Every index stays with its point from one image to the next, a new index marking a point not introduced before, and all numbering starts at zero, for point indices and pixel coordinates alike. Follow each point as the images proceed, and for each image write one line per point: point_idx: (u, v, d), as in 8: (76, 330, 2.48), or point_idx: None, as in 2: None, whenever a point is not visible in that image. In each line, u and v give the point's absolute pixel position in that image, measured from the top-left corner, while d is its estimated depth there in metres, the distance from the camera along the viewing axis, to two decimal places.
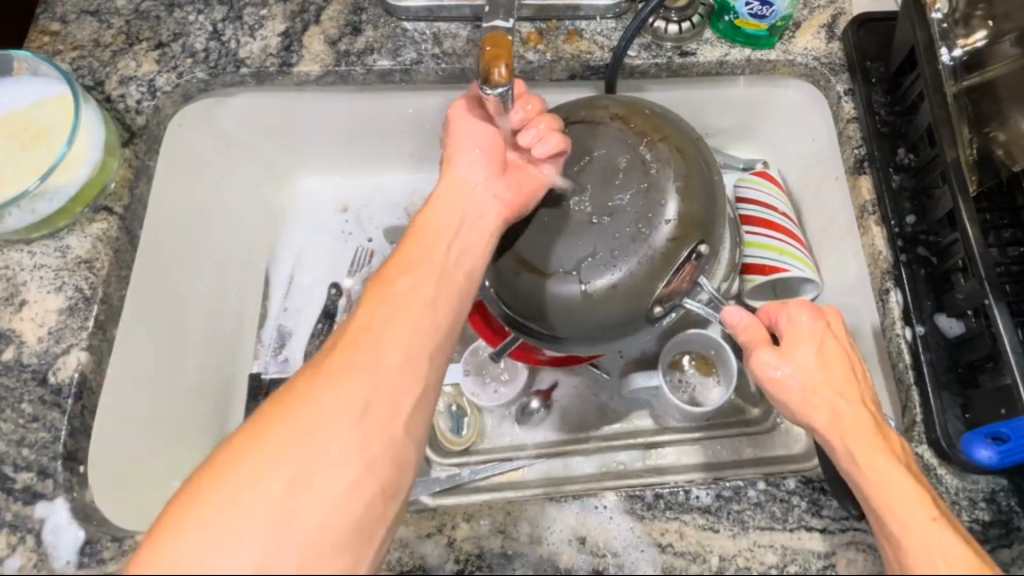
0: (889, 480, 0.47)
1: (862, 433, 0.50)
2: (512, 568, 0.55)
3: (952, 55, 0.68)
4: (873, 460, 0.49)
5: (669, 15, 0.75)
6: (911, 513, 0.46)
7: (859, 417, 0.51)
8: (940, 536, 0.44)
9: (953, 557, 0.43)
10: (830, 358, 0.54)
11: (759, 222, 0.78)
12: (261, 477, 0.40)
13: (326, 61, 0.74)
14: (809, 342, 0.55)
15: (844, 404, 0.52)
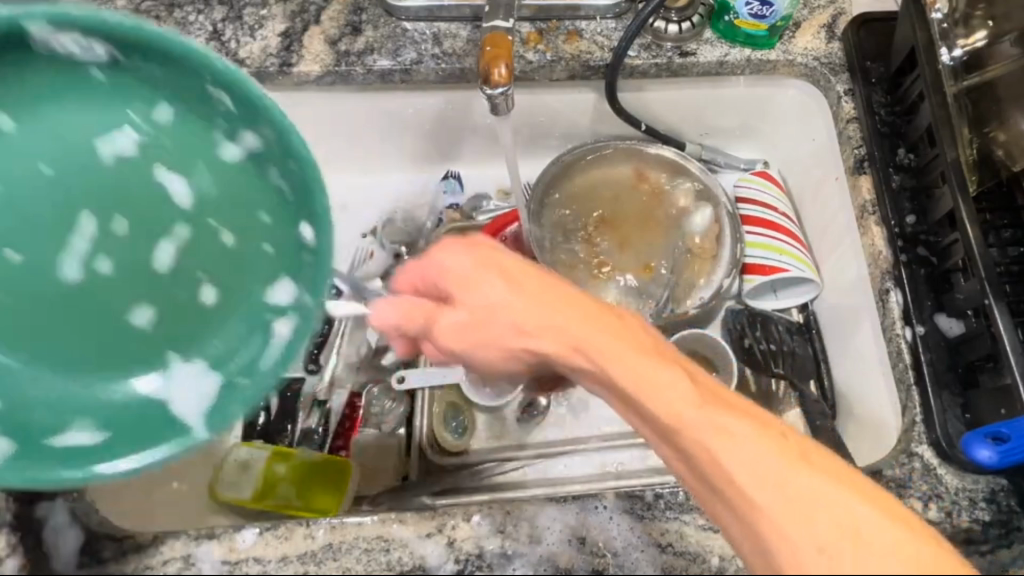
0: (664, 389, 0.40)
1: (649, 368, 0.41)
2: (512, 568, 0.55)
3: (952, 55, 0.67)
4: (633, 365, 0.42)
5: (669, 15, 0.75)
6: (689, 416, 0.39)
7: (617, 345, 0.43)
8: (754, 458, 0.37)
9: (743, 454, 0.37)
10: (513, 274, 0.46)
11: (759, 222, 0.78)
12: None
13: (326, 61, 0.74)
14: (513, 275, 0.46)
15: (576, 322, 0.44)
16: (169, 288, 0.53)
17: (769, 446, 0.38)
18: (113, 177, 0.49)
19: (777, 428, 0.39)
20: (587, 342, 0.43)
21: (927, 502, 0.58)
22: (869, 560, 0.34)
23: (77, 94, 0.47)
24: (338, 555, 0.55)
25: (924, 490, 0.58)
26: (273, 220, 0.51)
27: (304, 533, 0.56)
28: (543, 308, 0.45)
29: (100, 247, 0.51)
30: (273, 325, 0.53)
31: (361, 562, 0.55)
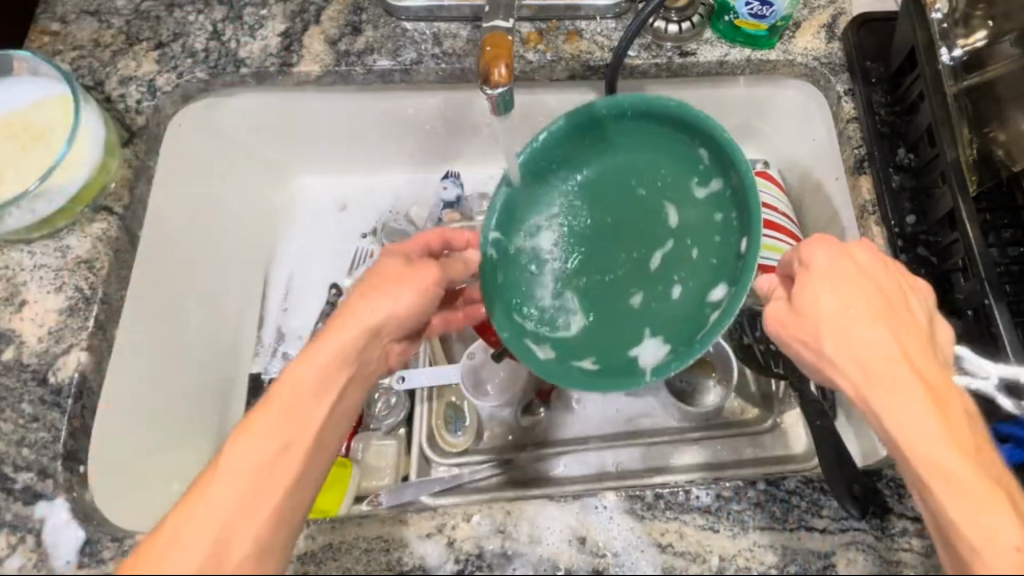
0: (922, 423, 0.45)
1: (895, 386, 0.46)
2: (512, 568, 0.55)
3: (952, 55, 0.67)
4: (899, 385, 0.46)
5: (669, 15, 0.75)
6: (952, 461, 0.44)
7: (883, 358, 0.47)
8: (966, 481, 0.44)
9: (986, 518, 0.43)
10: (851, 287, 0.50)
11: (760, 222, 0.77)
12: (234, 471, 0.46)
13: (326, 61, 0.74)
14: (826, 288, 0.50)
15: (866, 328, 0.48)
16: (650, 306, 0.61)
17: (978, 477, 0.44)
18: (643, 237, 0.63)
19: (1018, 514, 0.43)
20: (836, 354, 0.49)
21: None
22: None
23: (623, 135, 0.63)
24: (338, 555, 0.55)
25: None
26: (723, 233, 0.60)
27: (304, 533, 0.56)
28: (851, 324, 0.49)
29: (615, 291, 0.63)
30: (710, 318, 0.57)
31: (360, 562, 0.55)
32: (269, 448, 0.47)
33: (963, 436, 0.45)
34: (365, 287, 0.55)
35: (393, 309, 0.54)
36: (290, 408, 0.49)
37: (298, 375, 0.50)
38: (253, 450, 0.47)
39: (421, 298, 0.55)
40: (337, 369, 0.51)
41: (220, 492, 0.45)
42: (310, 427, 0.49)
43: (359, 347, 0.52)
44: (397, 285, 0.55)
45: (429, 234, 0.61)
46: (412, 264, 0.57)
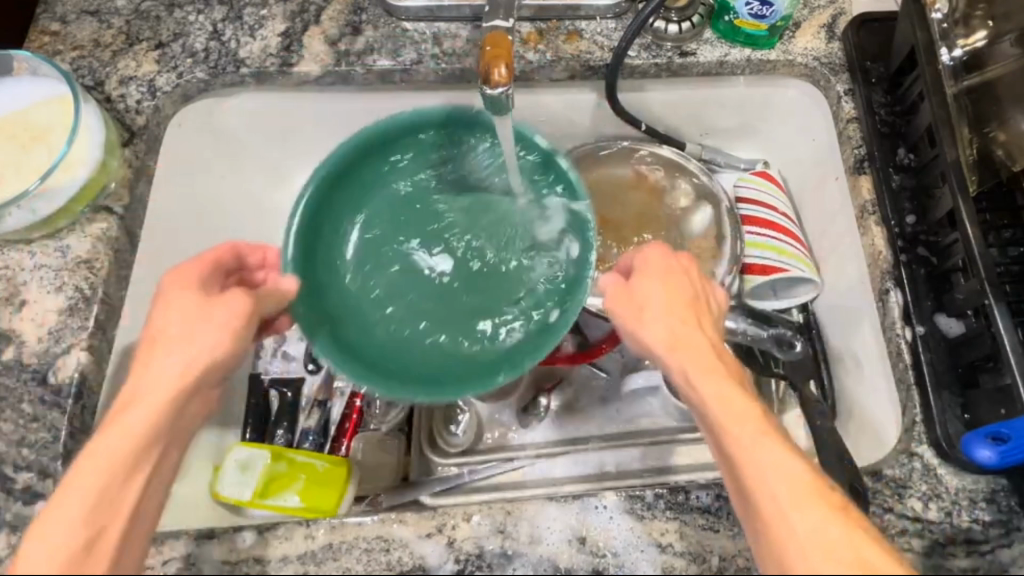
0: (732, 401, 0.46)
1: (695, 354, 0.48)
2: (512, 568, 0.55)
3: (952, 55, 0.68)
4: (685, 361, 0.48)
5: (669, 15, 0.75)
6: (749, 430, 0.44)
7: (686, 330, 0.49)
8: (743, 435, 0.44)
9: (791, 476, 0.42)
10: (653, 274, 0.52)
11: (762, 222, 0.78)
12: (76, 491, 0.43)
13: (326, 61, 0.74)
14: (653, 277, 0.52)
15: (655, 317, 0.50)
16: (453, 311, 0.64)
17: (767, 445, 0.43)
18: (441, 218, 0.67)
19: (828, 493, 0.42)
20: (642, 328, 0.50)
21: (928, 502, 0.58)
22: (800, 520, 0.41)
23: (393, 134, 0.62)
24: (338, 554, 0.55)
25: (924, 490, 0.58)
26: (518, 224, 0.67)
27: (304, 533, 0.56)
28: (664, 303, 0.50)
29: (364, 289, 0.63)
30: (550, 318, 0.60)
31: (361, 562, 0.55)
32: (100, 487, 0.43)
33: (728, 404, 0.45)
34: (153, 339, 0.49)
35: (187, 332, 0.49)
36: (120, 438, 0.45)
37: (123, 422, 0.45)
38: (100, 480, 0.43)
39: (232, 343, 0.50)
40: (157, 420, 0.46)
41: (73, 507, 0.42)
42: (152, 458, 0.46)
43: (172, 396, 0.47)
44: (210, 320, 0.50)
45: (220, 247, 0.55)
46: (208, 301, 0.51)
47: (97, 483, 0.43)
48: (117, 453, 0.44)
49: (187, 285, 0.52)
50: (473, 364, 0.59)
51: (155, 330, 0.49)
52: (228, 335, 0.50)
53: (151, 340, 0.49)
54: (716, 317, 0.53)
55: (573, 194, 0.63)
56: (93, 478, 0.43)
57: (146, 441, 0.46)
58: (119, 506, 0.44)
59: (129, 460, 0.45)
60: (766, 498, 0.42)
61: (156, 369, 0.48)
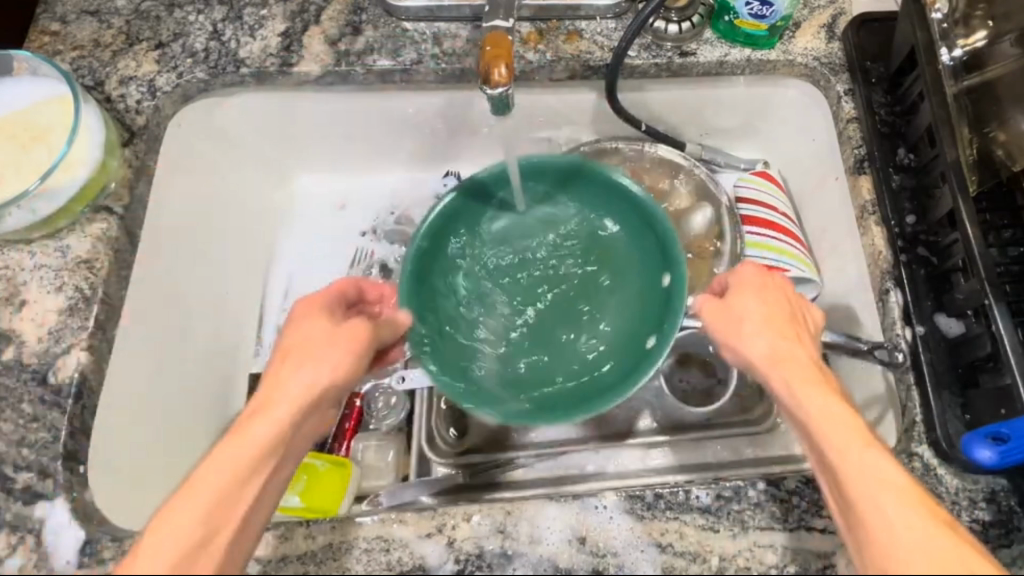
0: (830, 413, 0.45)
1: (799, 370, 0.48)
2: (512, 568, 0.55)
3: (952, 55, 0.68)
4: (801, 390, 0.47)
5: (669, 15, 0.74)
6: (848, 441, 0.44)
7: (787, 346, 0.50)
8: (877, 465, 0.43)
9: (904, 504, 0.41)
10: (771, 296, 0.53)
11: (761, 222, 0.78)
12: (185, 513, 0.43)
13: (326, 61, 0.74)
14: (749, 294, 0.53)
15: (784, 342, 0.50)
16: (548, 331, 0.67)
17: (894, 475, 0.42)
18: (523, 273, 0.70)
19: (936, 507, 0.42)
20: (746, 345, 0.50)
21: None
22: (906, 530, 0.40)
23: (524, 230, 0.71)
24: (338, 555, 0.55)
25: (923, 490, 0.58)
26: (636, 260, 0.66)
27: (304, 533, 0.56)
28: (764, 318, 0.51)
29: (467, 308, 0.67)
30: (647, 344, 0.60)
31: (361, 562, 0.55)
32: (218, 495, 0.44)
33: (847, 421, 0.45)
34: (285, 354, 0.51)
35: (322, 362, 0.51)
36: (231, 472, 0.45)
37: (225, 452, 0.46)
38: (214, 497, 0.44)
39: (355, 366, 0.52)
40: (260, 452, 0.46)
41: (183, 522, 0.43)
42: (272, 464, 0.47)
43: (296, 417, 0.49)
44: (335, 345, 0.52)
45: (343, 281, 0.58)
46: (335, 329, 0.53)
47: (220, 488, 0.45)
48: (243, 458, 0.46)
49: (307, 308, 0.54)
50: (566, 393, 0.61)
51: (289, 346, 0.52)
52: (350, 364, 0.51)
53: (303, 347, 0.52)
54: (812, 333, 0.54)
55: (671, 260, 0.62)
56: (207, 489, 0.44)
57: (261, 460, 0.46)
58: (236, 507, 0.45)
59: (234, 475, 0.45)
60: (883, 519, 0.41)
61: (281, 388, 0.49)
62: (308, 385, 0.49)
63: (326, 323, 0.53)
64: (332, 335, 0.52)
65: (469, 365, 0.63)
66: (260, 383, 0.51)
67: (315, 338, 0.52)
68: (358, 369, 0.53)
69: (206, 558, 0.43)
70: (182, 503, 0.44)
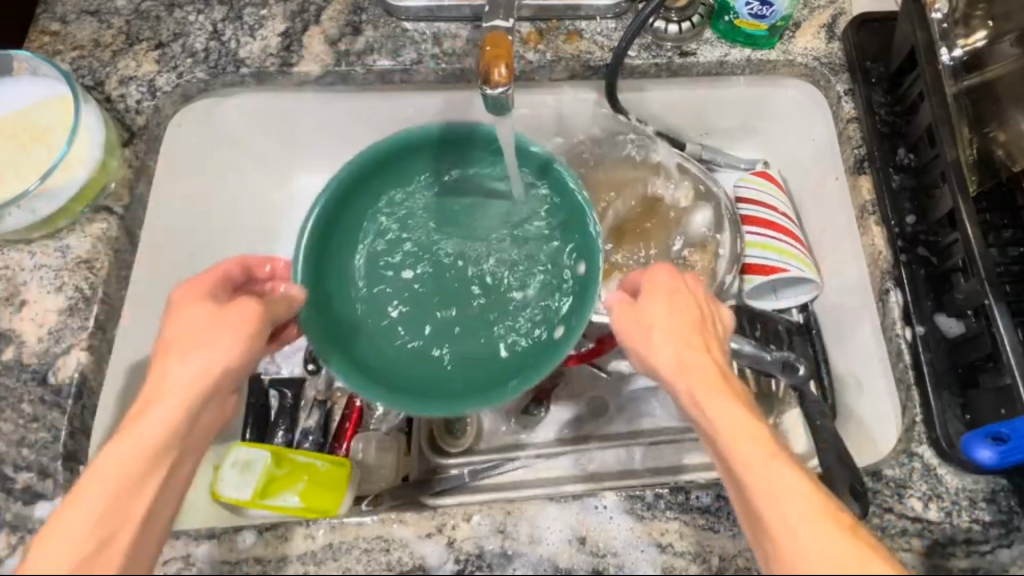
0: (728, 418, 0.44)
1: (708, 380, 0.46)
2: (512, 568, 0.55)
3: (952, 55, 0.68)
4: (695, 393, 0.46)
5: (669, 15, 0.74)
6: (754, 456, 0.43)
7: (687, 353, 0.47)
8: (786, 482, 0.41)
9: (802, 515, 0.40)
10: (679, 304, 0.50)
11: (760, 222, 0.78)
12: (72, 525, 0.41)
13: (326, 61, 0.74)
14: (660, 298, 0.50)
15: (689, 350, 0.47)
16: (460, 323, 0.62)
17: (789, 492, 0.41)
18: (472, 237, 0.66)
19: (844, 519, 0.41)
20: (649, 354, 0.48)
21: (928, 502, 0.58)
22: (811, 542, 0.40)
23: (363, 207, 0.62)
24: (338, 555, 0.55)
25: (923, 490, 0.58)
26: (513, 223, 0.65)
27: (304, 533, 0.56)
28: (670, 324, 0.48)
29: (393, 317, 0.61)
30: (579, 270, 0.61)
31: (361, 562, 0.55)
32: (109, 510, 0.42)
33: (737, 438, 0.43)
34: (168, 346, 0.48)
35: (212, 355, 0.47)
36: (131, 452, 0.43)
37: (108, 458, 0.43)
38: (99, 497, 0.42)
39: (249, 346, 0.49)
40: (156, 451, 0.44)
41: (71, 528, 0.41)
42: (164, 465, 0.44)
43: (188, 412, 0.46)
44: (224, 326, 0.49)
45: (229, 261, 0.54)
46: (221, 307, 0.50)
47: (130, 467, 0.43)
48: (143, 445, 0.43)
49: (187, 292, 0.51)
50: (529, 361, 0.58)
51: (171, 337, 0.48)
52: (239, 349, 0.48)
53: (184, 338, 0.48)
54: (721, 338, 0.51)
55: (576, 228, 0.62)
56: (88, 507, 0.41)
57: (150, 460, 0.43)
58: (133, 511, 0.42)
59: (125, 484, 0.42)
60: (788, 525, 0.40)
61: (166, 381, 0.46)
62: (204, 365, 0.47)
63: (214, 307, 0.50)
64: (220, 316, 0.49)
65: (362, 321, 0.60)
66: (143, 381, 0.47)
67: (196, 322, 0.48)
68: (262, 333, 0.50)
69: (106, 566, 0.41)
70: (69, 511, 0.41)
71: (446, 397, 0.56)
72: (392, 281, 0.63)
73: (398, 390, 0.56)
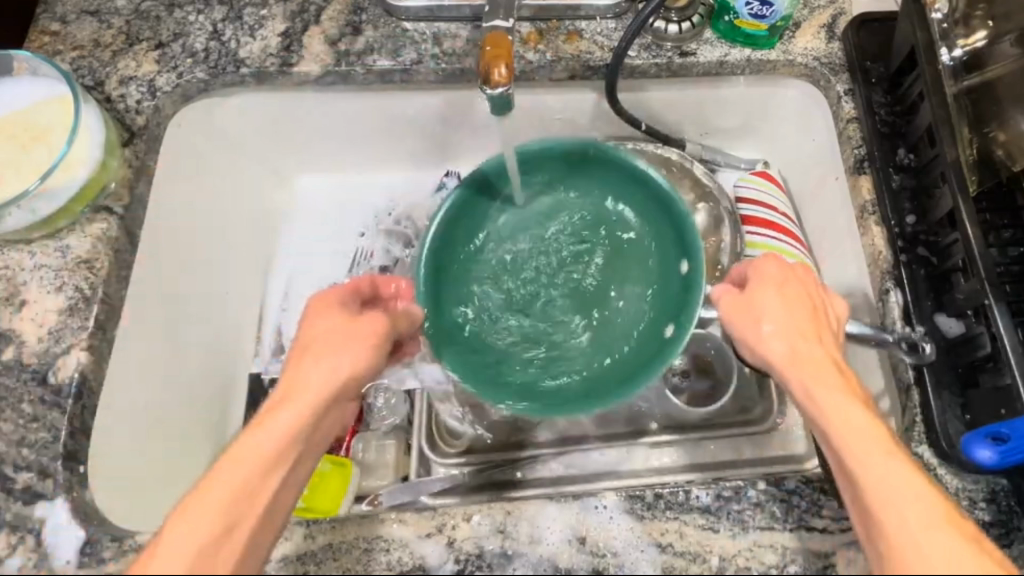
0: (834, 407, 0.46)
1: (819, 368, 0.49)
2: (512, 568, 0.55)
3: (952, 55, 0.68)
4: (821, 387, 0.48)
5: (669, 15, 0.74)
6: (872, 447, 0.44)
7: (805, 345, 0.50)
8: (894, 468, 0.43)
9: (920, 494, 0.42)
10: (790, 294, 0.53)
11: (760, 221, 0.78)
12: (202, 512, 0.43)
13: (326, 61, 0.74)
14: (768, 287, 0.53)
15: (804, 343, 0.50)
16: (595, 329, 0.66)
17: (910, 476, 0.43)
18: (557, 258, 0.70)
19: (962, 521, 0.42)
20: (768, 340, 0.51)
21: None
22: (916, 519, 0.41)
23: (469, 230, 0.68)
24: (337, 554, 0.55)
25: None
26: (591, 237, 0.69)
27: (304, 533, 0.56)
28: (794, 322, 0.51)
29: (493, 323, 0.67)
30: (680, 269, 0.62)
31: (361, 562, 0.55)
32: (238, 491, 0.44)
33: (850, 421, 0.46)
34: (308, 347, 0.51)
35: (337, 362, 0.50)
36: (260, 454, 0.45)
37: (243, 449, 0.45)
38: (238, 478, 0.44)
39: (375, 354, 0.52)
40: (288, 438, 0.47)
41: (200, 518, 0.43)
42: (290, 459, 0.47)
43: (312, 413, 0.48)
44: (357, 337, 0.52)
45: (358, 279, 0.58)
46: (353, 322, 0.53)
47: (224, 510, 0.43)
48: (252, 470, 0.45)
49: (325, 308, 0.54)
50: (612, 372, 0.61)
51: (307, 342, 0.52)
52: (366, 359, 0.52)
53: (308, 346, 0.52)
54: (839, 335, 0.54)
55: (687, 248, 0.62)
56: (229, 480, 0.44)
57: (277, 458, 0.46)
58: (257, 503, 0.45)
59: (267, 467, 0.45)
60: (902, 515, 0.42)
61: (305, 379, 0.49)
62: (330, 376, 0.50)
63: (345, 318, 0.53)
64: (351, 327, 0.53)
65: (459, 326, 0.65)
66: (280, 377, 0.51)
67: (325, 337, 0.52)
68: (381, 354, 0.54)
69: (223, 559, 0.43)
70: (206, 492, 0.44)
71: (506, 390, 0.60)
72: (525, 299, 0.69)
73: (472, 372, 0.61)
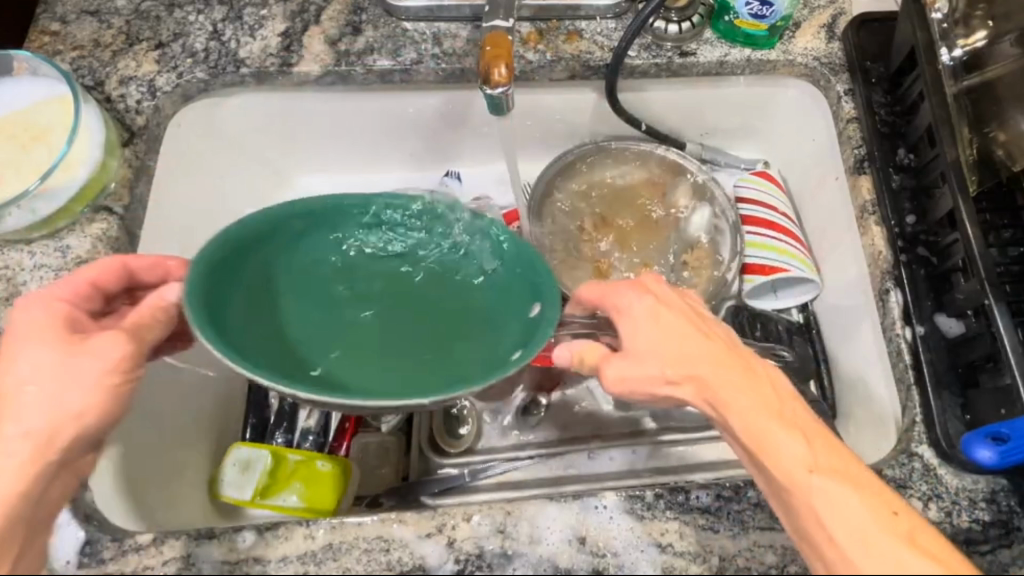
0: (759, 428, 0.49)
1: (720, 386, 0.51)
2: (512, 568, 0.55)
3: (952, 55, 0.68)
4: (728, 401, 0.50)
5: (669, 15, 0.74)
6: (780, 455, 0.47)
7: (698, 363, 0.51)
8: (808, 473, 0.46)
9: (826, 490, 0.45)
10: (666, 317, 0.54)
11: (762, 222, 0.78)
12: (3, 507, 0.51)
13: (326, 61, 0.74)
14: (646, 313, 0.54)
15: (695, 361, 0.52)
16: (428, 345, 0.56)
17: (824, 479, 0.46)
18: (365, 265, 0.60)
19: (875, 499, 0.45)
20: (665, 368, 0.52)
21: (929, 502, 0.58)
22: (850, 525, 0.44)
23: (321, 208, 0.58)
24: (338, 555, 0.55)
25: (924, 490, 0.58)
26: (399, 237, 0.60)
27: (304, 533, 0.56)
28: (671, 343, 0.52)
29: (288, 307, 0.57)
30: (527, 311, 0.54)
31: (361, 562, 0.55)
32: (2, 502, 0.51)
33: (762, 438, 0.48)
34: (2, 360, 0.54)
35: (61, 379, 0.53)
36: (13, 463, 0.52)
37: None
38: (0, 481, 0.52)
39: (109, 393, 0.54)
40: (40, 451, 0.52)
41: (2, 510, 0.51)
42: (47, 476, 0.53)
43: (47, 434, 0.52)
44: (85, 354, 0.53)
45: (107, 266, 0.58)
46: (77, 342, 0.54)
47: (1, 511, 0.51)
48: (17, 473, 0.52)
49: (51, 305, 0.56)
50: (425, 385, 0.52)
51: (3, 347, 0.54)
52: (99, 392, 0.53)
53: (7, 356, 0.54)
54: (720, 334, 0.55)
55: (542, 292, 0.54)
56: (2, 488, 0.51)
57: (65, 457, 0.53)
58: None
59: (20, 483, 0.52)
60: (810, 502, 0.46)
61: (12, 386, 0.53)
62: (54, 408, 0.52)
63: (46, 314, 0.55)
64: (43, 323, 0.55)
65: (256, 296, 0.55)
66: None
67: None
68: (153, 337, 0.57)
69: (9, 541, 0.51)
70: None
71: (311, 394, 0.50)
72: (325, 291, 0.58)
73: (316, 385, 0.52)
